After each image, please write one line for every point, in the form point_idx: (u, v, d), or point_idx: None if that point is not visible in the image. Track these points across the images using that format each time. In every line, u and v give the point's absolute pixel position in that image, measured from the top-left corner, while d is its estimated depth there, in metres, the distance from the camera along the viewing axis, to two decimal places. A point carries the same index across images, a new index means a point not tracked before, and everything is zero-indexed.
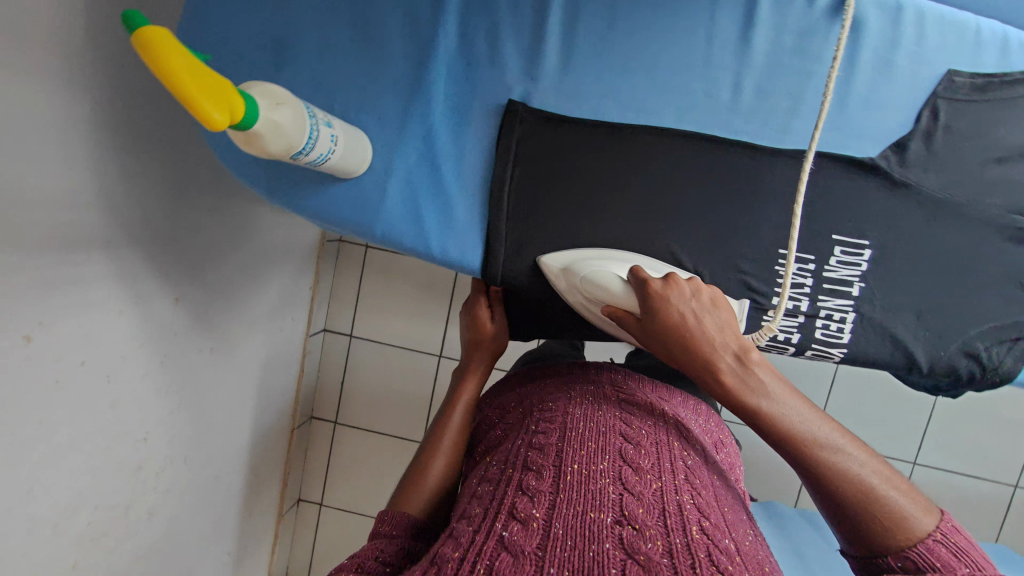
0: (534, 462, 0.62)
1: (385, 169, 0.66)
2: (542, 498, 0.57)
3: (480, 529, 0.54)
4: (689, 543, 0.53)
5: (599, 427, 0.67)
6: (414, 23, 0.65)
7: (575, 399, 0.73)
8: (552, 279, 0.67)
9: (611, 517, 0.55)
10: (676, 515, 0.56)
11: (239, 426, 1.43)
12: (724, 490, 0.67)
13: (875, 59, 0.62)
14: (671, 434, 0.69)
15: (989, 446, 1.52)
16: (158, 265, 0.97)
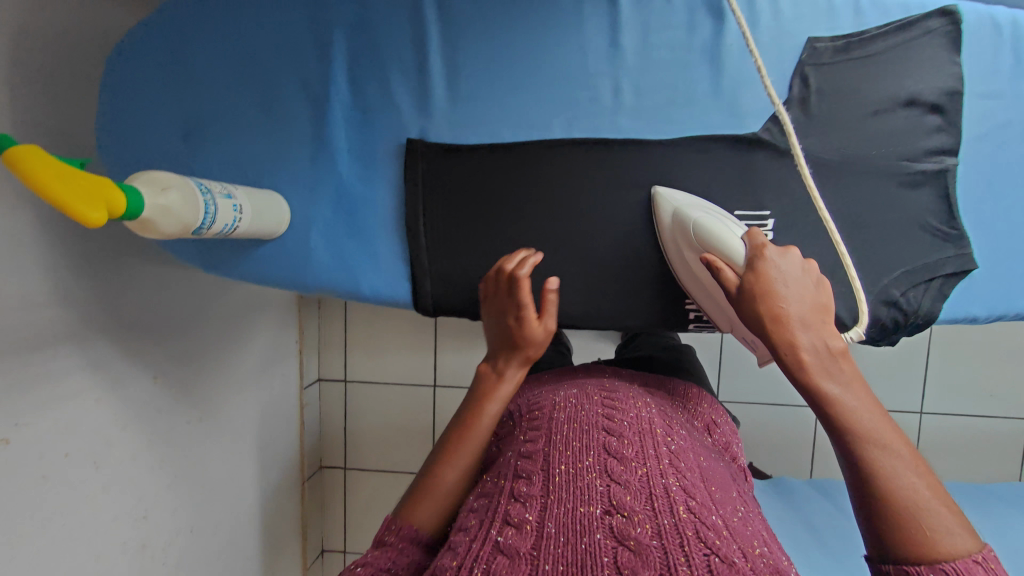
0: (523, 468, 0.56)
1: (306, 224, 0.71)
2: (532, 503, 0.52)
3: (477, 537, 0.51)
4: (678, 525, 0.49)
5: (584, 417, 0.60)
6: (309, 85, 0.69)
7: (560, 398, 0.66)
8: (660, 215, 0.67)
9: (601, 509, 0.50)
10: (664, 497, 0.51)
11: (245, 489, 1.46)
12: (719, 471, 0.61)
13: (739, 41, 0.65)
14: (659, 418, 0.62)
15: (990, 382, 1.50)
16: (126, 347, 1.01)
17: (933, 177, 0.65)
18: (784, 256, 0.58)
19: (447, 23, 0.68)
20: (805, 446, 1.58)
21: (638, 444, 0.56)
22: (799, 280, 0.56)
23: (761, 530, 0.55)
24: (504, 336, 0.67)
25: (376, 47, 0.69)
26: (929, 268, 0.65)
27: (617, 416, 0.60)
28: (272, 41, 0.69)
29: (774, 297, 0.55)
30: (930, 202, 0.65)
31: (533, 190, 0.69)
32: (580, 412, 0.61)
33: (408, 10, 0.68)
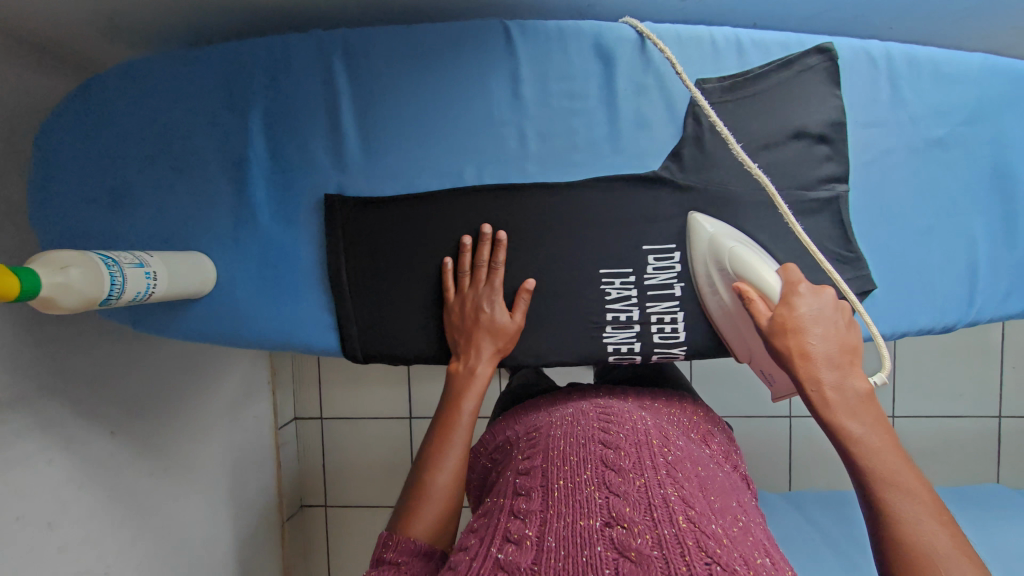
0: (522, 485, 0.58)
1: (233, 282, 0.73)
2: (531, 518, 0.54)
3: (478, 555, 0.52)
4: (678, 534, 0.49)
5: (580, 434, 0.62)
6: (227, 148, 0.72)
7: (556, 419, 0.68)
8: (693, 239, 0.68)
9: (600, 520, 0.51)
10: (661, 506, 0.51)
11: (217, 536, 1.45)
12: (720, 485, 0.60)
13: (632, 86, 0.68)
14: (655, 432, 0.64)
15: (960, 383, 1.51)
16: (81, 406, 1.03)
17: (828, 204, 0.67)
18: (816, 295, 0.57)
19: (357, 81, 0.71)
20: (780, 458, 1.58)
21: (636, 457, 0.57)
22: (826, 319, 0.55)
23: (769, 545, 0.54)
24: (470, 332, 0.68)
25: (290, 108, 0.71)
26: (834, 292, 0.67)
27: (613, 431, 0.62)
28: (190, 109, 0.71)
29: (798, 338, 0.55)
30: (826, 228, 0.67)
31: (448, 236, 0.71)
32: (577, 429, 0.63)
33: (319, 71, 0.71)
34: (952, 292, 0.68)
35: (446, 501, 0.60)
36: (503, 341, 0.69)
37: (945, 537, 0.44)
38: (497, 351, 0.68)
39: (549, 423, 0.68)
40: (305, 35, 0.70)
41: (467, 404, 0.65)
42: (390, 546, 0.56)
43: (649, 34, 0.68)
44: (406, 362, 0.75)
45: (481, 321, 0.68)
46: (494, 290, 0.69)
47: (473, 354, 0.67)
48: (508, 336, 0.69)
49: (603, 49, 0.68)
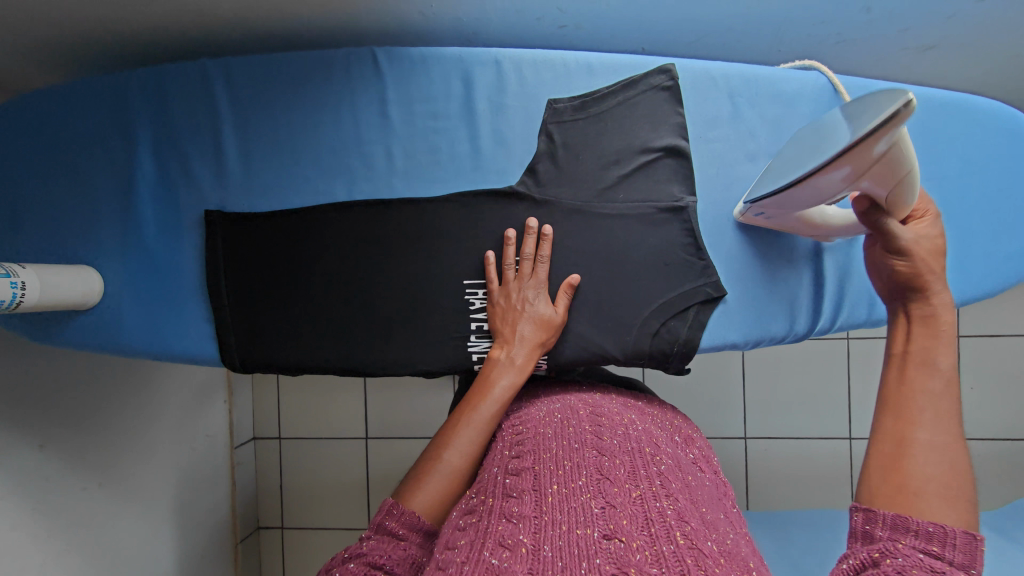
0: (512, 487, 0.52)
1: (119, 293, 0.76)
2: (525, 524, 0.47)
3: (468, 557, 0.44)
4: (677, 552, 0.43)
5: (572, 436, 0.58)
6: (116, 168, 0.75)
7: (543, 414, 0.63)
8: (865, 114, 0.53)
9: (598, 532, 0.45)
10: (660, 521, 0.46)
11: (160, 556, 1.44)
12: (713, 497, 0.56)
13: (491, 106, 0.72)
14: (646, 437, 0.59)
15: None
16: (6, 418, 1.06)
17: (673, 216, 0.70)
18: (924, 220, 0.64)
19: (239, 106, 0.75)
20: (740, 482, 1.55)
21: (631, 466, 0.53)
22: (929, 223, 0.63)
23: (760, 563, 0.49)
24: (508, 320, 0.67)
25: (176, 132, 0.75)
26: (685, 300, 0.70)
27: (610, 437, 0.58)
28: (80, 129, 0.75)
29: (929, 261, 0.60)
30: (673, 238, 0.70)
31: (325, 251, 0.75)
32: (568, 430, 0.58)
33: (204, 96, 0.75)
34: (801, 299, 0.72)
35: (454, 482, 0.59)
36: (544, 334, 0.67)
37: (941, 439, 0.51)
38: (541, 343, 0.67)
39: (536, 419, 0.62)
40: (190, 64, 0.75)
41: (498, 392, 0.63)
42: (389, 511, 0.55)
43: (506, 58, 0.72)
44: (285, 371, 0.77)
45: (527, 314, 0.67)
46: (537, 281, 0.68)
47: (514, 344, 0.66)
48: (551, 332, 0.68)
49: (463, 71, 0.72)
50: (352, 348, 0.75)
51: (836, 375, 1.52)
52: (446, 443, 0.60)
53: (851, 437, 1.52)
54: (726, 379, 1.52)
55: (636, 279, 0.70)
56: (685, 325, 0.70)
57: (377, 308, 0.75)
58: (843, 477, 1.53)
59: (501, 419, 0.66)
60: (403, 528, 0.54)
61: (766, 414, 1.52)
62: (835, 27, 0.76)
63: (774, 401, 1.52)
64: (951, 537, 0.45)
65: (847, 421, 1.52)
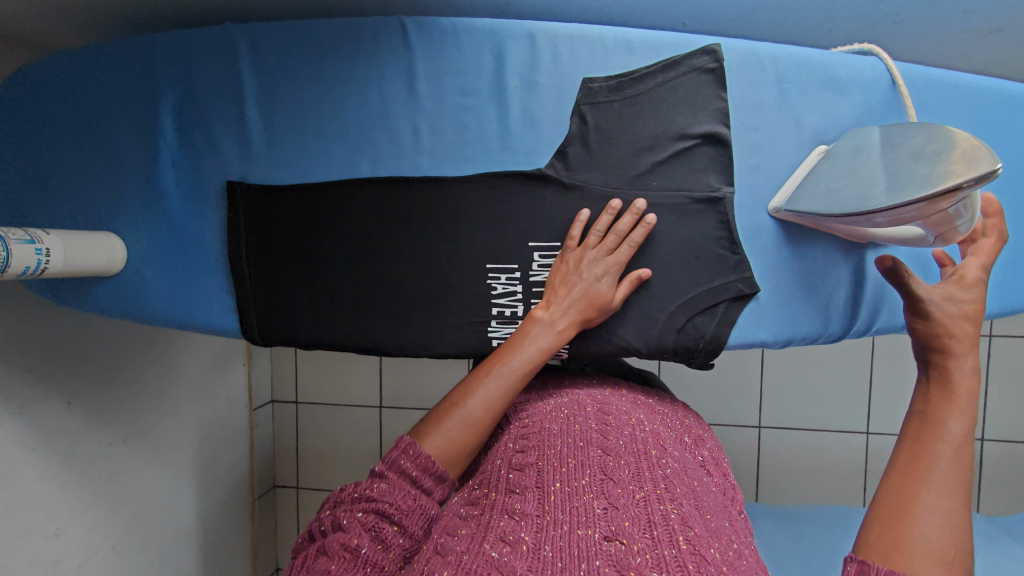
0: (514, 483, 0.53)
1: (142, 261, 0.76)
2: (526, 521, 0.48)
3: (470, 549, 0.46)
4: (679, 556, 0.43)
5: (578, 433, 0.57)
6: (138, 132, 0.74)
7: (550, 410, 0.63)
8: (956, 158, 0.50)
9: (599, 533, 0.45)
10: (663, 524, 0.46)
11: (181, 510, 1.49)
12: (717, 501, 0.55)
13: (522, 83, 0.69)
14: (653, 437, 0.58)
15: None
16: (35, 374, 1.09)
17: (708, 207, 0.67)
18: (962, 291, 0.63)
19: (263, 74, 0.73)
20: (751, 471, 1.54)
21: (636, 466, 0.53)
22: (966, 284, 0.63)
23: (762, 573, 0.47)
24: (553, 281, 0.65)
25: (200, 99, 0.74)
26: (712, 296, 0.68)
27: (616, 435, 0.57)
28: (104, 93, 0.74)
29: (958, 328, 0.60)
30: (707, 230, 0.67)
31: (345, 228, 0.74)
32: (573, 426, 0.58)
33: (227, 61, 0.73)
34: (836, 300, 0.68)
35: (470, 430, 0.58)
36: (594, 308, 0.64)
37: (943, 496, 0.48)
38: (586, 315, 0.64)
39: (542, 415, 0.63)
40: (214, 28, 0.73)
41: (529, 352, 0.62)
42: (404, 451, 0.55)
43: (541, 32, 0.68)
44: (303, 346, 0.77)
45: (581, 280, 0.64)
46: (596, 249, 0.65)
47: (555, 306, 0.64)
48: (602, 309, 0.65)
49: (495, 45, 0.69)
50: (370, 326, 0.75)
51: (859, 370, 1.48)
52: (473, 392, 0.59)
53: (869, 432, 1.49)
54: (745, 369, 1.50)
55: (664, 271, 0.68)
56: (711, 321, 0.68)
57: (397, 287, 0.74)
58: (857, 471, 1.51)
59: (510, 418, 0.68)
60: (416, 471, 0.55)
61: (783, 405, 1.50)
62: (896, 7, 0.71)
63: (792, 392, 1.50)
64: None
65: (866, 416, 1.49)
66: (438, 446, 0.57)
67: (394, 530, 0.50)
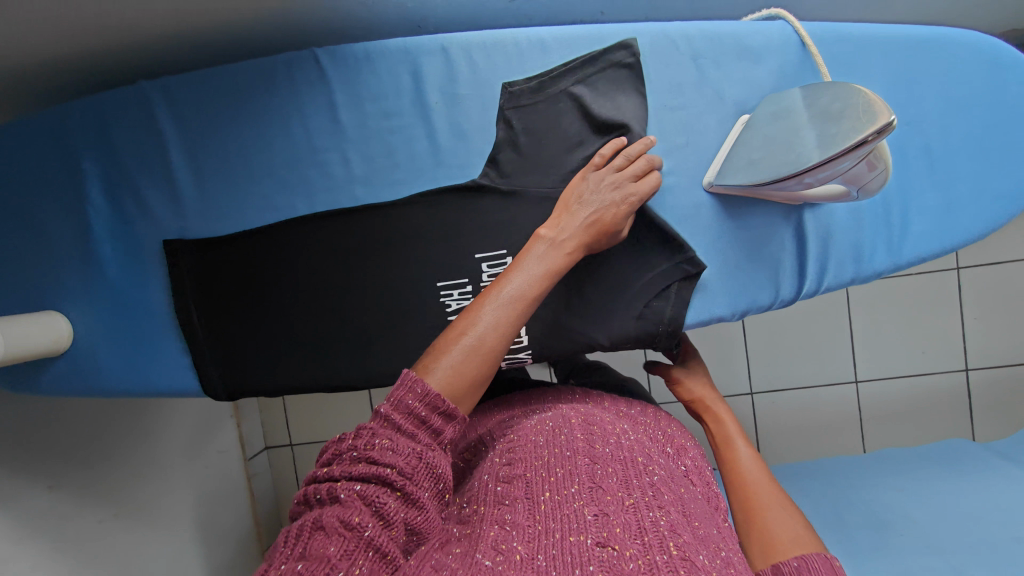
0: (503, 496, 0.51)
1: (91, 335, 0.74)
2: (518, 531, 0.46)
3: (461, 565, 0.43)
4: (670, 562, 0.44)
5: (564, 443, 0.57)
6: (68, 208, 0.73)
7: (535, 424, 0.62)
8: (865, 111, 0.53)
9: (591, 539, 0.45)
10: (654, 529, 0.47)
11: (189, 572, 1.46)
12: (702, 508, 0.56)
13: (444, 98, 0.69)
14: (639, 446, 0.59)
15: (920, 338, 1.50)
16: (8, 464, 1.06)
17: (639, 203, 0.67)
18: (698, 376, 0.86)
19: (182, 128, 0.72)
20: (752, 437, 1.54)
21: (624, 474, 0.53)
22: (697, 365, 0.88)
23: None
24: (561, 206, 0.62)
25: (123, 163, 0.72)
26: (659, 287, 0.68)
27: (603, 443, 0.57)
28: (24, 172, 0.72)
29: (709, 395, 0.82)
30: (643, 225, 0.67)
31: (292, 269, 0.73)
32: (560, 436, 0.58)
33: (147, 123, 0.72)
34: (782, 262, 0.68)
35: (480, 359, 0.54)
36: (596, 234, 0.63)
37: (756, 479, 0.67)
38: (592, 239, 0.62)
39: (528, 429, 0.62)
40: (125, 89, 0.71)
41: (538, 280, 0.58)
42: (411, 387, 0.50)
43: (453, 45, 0.68)
44: (268, 394, 0.75)
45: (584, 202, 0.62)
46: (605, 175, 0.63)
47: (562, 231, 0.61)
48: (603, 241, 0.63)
49: (409, 64, 0.69)
50: (333, 363, 0.74)
51: (837, 321, 1.50)
52: (484, 320, 0.55)
53: (857, 380, 1.51)
54: (728, 338, 1.50)
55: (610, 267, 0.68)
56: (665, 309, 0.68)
57: (354, 319, 0.73)
58: (853, 419, 1.53)
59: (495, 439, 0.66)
60: (425, 412, 0.50)
61: (770, 367, 1.52)
62: None
63: (779, 353, 1.51)
64: (816, 564, 0.55)
65: (852, 365, 1.51)
66: (447, 375, 0.52)
67: (395, 500, 0.46)
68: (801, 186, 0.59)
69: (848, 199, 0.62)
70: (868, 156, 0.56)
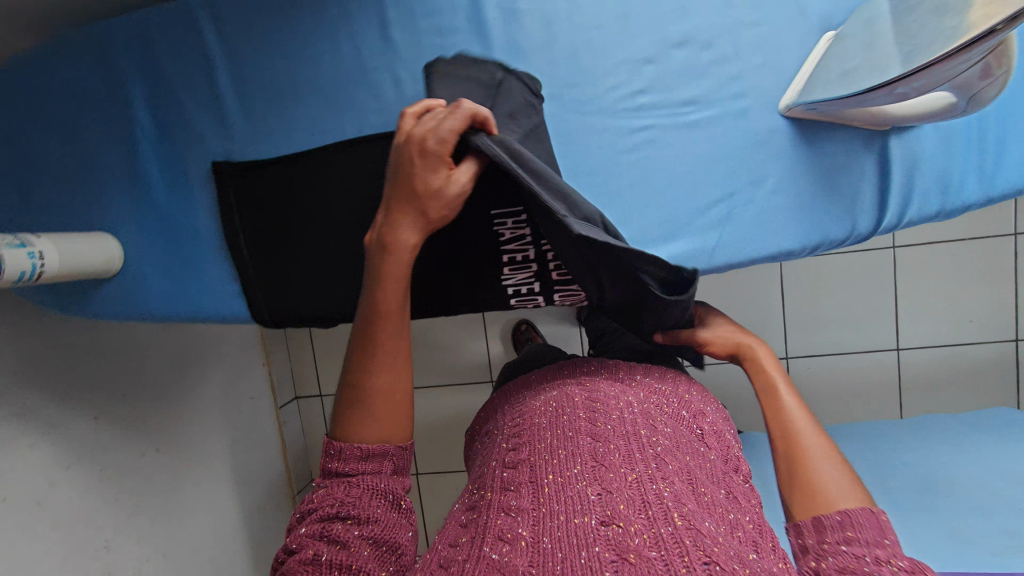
0: (510, 481, 0.56)
1: (139, 258, 0.74)
2: (524, 517, 0.51)
3: (469, 558, 0.49)
4: (676, 533, 0.47)
5: (567, 426, 0.60)
6: (115, 128, 0.71)
7: (541, 406, 0.67)
8: None
9: (595, 519, 0.49)
10: (657, 503, 0.50)
11: (224, 510, 1.51)
12: (710, 472, 0.59)
13: (502, 12, 0.65)
14: (643, 419, 0.61)
15: (970, 306, 1.44)
16: (56, 393, 1.09)
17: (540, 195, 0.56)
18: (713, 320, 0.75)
19: (229, 44, 0.69)
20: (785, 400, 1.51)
21: (627, 450, 0.56)
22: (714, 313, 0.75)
23: (765, 550, 0.51)
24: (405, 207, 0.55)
25: (169, 81, 0.71)
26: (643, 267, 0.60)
27: (605, 421, 0.60)
28: (70, 89, 0.71)
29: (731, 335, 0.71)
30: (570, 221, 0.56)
31: (340, 197, 0.71)
32: (562, 420, 0.61)
33: (193, 38, 0.70)
34: (860, 192, 0.64)
35: (387, 404, 0.56)
36: (417, 195, 0.55)
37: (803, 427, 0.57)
38: (417, 216, 0.55)
39: (532, 414, 0.66)
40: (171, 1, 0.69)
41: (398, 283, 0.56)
42: (327, 453, 0.54)
43: None
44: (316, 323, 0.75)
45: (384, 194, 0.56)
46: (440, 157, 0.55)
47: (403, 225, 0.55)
48: (433, 198, 0.55)
49: None
50: None
51: (884, 286, 1.44)
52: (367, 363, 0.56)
53: (899, 348, 1.46)
54: (768, 300, 1.46)
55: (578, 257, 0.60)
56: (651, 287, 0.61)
57: None
58: (891, 386, 1.49)
59: (505, 424, 0.71)
60: (344, 461, 0.53)
61: (810, 331, 1.47)
62: None
63: (820, 317, 1.47)
64: (861, 520, 0.48)
65: (895, 331, 1.46)
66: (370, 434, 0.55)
67: (346, 526, 0.49)
68: (896, 98, 0.54)
69: (955, 112, 0.58)
70: (989, 57, 0.51)
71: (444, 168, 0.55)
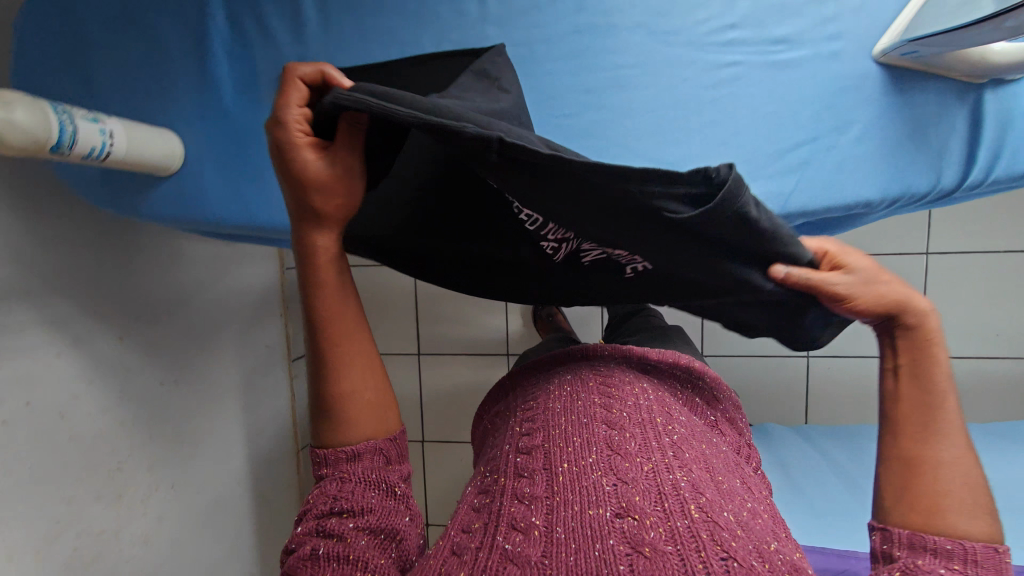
0: (524, 470, 0.68)
1: (197, 159, 0.73)
2: (539, 505, 0.62)
3: (483, 546, 0.59)
4: (693, 528, 0.58)
5: (582, 411, 0.75)
6: (190, 25, 0.71)
7: (556, 389, 0.83)
8: None
9: (610, 512, 0.60)
10: (672, 497, 0.61)
11: (232, 453, 1.50)
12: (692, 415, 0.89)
13: None
14: (659, 406, 0.78)
15: None
16: (87, 308, 1.08)
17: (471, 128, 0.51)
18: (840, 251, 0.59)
19: None
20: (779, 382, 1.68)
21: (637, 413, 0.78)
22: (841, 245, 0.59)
23: (771, 526, 0.65)
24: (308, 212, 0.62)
25: None
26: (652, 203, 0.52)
27: (617, 388, 0.85)
28: None
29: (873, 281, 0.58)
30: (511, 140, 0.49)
31: None
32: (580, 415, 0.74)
33: None
34: (948, 146, 0.70)
35: (360, 404, 0.66)
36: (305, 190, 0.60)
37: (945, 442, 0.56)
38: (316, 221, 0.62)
39: (548, 407, 0.78)
40: None
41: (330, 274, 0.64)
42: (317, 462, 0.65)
43: None
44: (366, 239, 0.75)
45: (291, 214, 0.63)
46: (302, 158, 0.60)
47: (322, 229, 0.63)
48: (315, 194, 0.61)
49: None
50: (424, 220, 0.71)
51: None
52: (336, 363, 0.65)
53: None
54: None
55: (590, 200, 0.55)
56: (665, 217, 0.52)
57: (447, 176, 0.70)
58: None
59: (518, 416, 0.82)
60: (332, 464, 0.64)
61: None
62: None
63: None
64: (978, 556, 0.51)
65: None
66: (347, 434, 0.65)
67: (339, 519, 0.59)
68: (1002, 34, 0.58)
69: None
70: None
71: (309, 153, 0.60)
